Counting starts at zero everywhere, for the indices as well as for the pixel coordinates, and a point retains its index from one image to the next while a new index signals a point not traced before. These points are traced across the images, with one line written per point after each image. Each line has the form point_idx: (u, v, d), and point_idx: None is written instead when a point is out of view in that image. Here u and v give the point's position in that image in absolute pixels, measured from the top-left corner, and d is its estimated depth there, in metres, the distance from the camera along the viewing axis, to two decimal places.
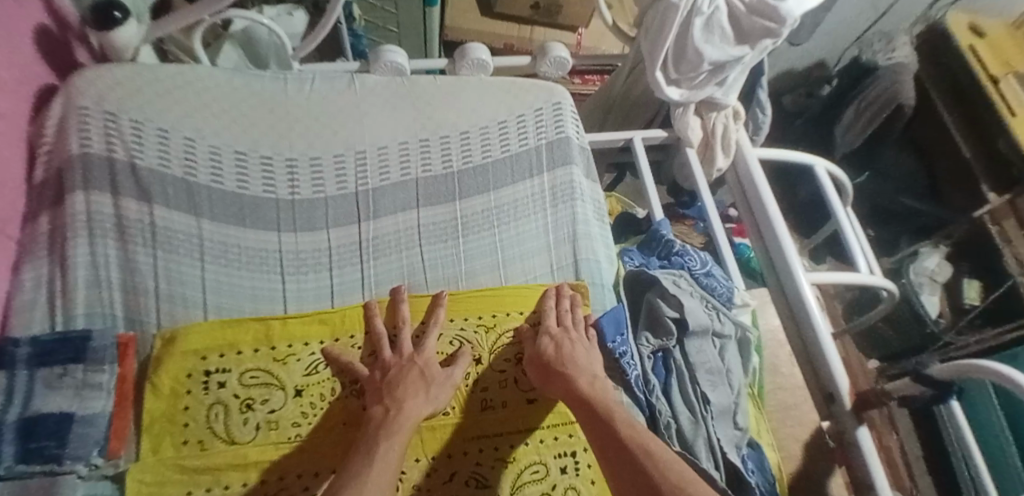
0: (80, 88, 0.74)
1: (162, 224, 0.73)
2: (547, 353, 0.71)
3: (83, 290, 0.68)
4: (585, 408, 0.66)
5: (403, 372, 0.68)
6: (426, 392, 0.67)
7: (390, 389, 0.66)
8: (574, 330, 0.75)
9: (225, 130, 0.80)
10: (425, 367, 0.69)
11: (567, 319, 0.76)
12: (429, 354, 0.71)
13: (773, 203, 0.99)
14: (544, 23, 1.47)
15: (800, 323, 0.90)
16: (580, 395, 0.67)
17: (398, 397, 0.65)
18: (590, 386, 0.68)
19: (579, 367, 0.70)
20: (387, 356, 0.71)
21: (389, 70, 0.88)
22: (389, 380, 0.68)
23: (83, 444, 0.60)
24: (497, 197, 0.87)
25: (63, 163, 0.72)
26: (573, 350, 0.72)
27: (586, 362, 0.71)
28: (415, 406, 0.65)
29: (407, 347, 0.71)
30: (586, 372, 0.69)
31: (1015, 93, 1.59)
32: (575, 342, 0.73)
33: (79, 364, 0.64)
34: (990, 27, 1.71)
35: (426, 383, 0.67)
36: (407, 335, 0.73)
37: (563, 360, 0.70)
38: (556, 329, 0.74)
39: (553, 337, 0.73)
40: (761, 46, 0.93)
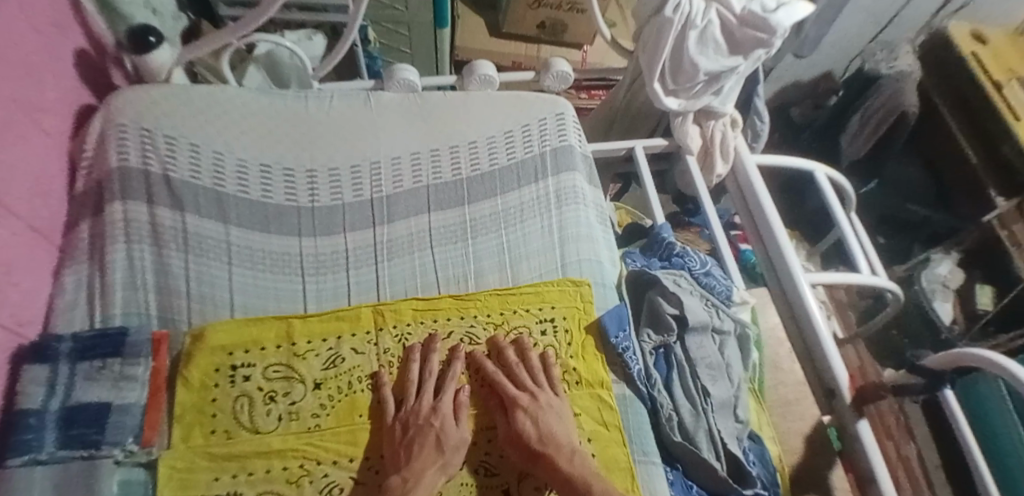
0: (119, 107, 0.81)
1: (193, 231, 0.79)
2: (527, 433, 0.70)
3: (120, 291, 0.74)
4: (568, 488, 0.67)
5: (420, 433, 0.69)
6: (440, 461, 0.69)
7: (407, 459, 0.68)
8: (542, 396, 0.74)
9: (249, 144, 0.86)
10: (441, 433, 0.70)
11: (527, 381, 0.76)
12: (444, 412, 0.72)
13: (773, 208, 1.02)
14: (550, 42, 1.53)
15: (800, 320, 0.93)
16: (566, 475, 0.67)
17: (416, 468, 0.67)
18: (570, 461, 0.69)
19: (558, 444, 0.70)
20: (407, 408, 0.73)
21: (402, 87, 0.95)
22: (405, 443, 0.69)
23: (121, 431, 0.65)
24: (504, 201, 0.91)
25: (103, 175, 0.78)
26: (549, 425, 0.71)
27: (563, 435, 0.71)
28: (431, 477, 0.67)
29: (426, 401, 0.73)
30: (565, 449, 0.70)
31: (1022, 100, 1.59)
32: (547, 413, 0.73)
33: (117, 357, 0.69)
34: (993, 35, 1.72)
35: (440, 451, 0.69)
36: (429, 387, 0.74)
37: (543, 438, 0.70)
38: (530, 401, 0.73)
39: (528, 412, 0.72)
40: (754, 56, 0.98)
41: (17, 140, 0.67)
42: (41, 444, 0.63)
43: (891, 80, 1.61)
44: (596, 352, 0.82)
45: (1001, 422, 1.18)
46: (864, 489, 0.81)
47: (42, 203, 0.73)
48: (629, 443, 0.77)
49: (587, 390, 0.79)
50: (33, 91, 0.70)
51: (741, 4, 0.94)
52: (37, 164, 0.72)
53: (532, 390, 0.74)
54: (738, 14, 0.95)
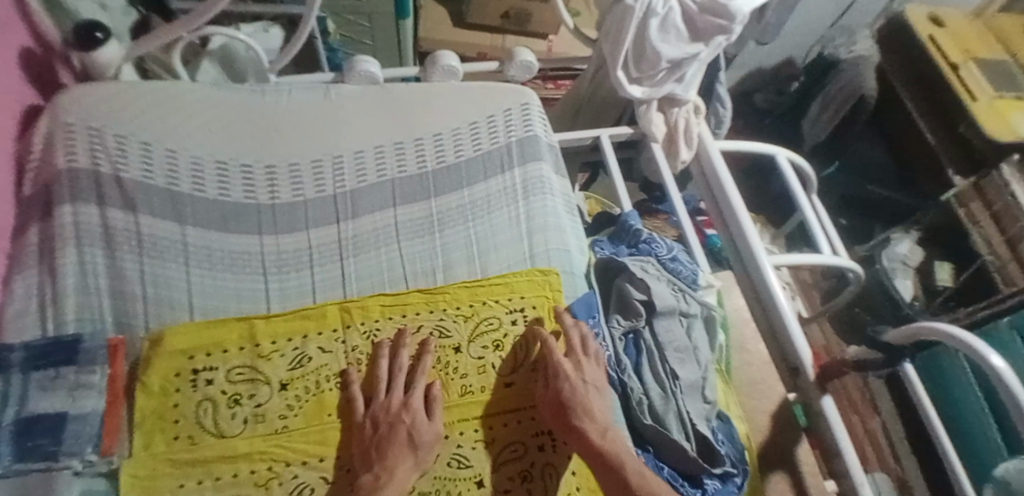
0: (66, 106, 0.77)
1: (148, 232, 0.77)
2: (564, 401, 0.73)
3: (74, 296, 0.71)
4: (599, 461, 0.69)
5: (392, 430, 0.69)
6: (413, 458, 0.68)
7: (379, 456, 0.67)
8: (585, 366, 0.76)
9: (203, 141, 0.83)
10: (413, 428, 0.69)
11: (577, 351, 0.77)
12: (416, 407, 0.71)
13: (736, 193, 1.04)
14: (515, 32, 1.52)
15: (764, 302, 0.95)
16: (597, 449, 0.69)
17: (387, 465, 0.66)
18: (602, 436, 0.71)
19: (592, 417, 0.72)
20: (377, 404, 0.72)
21: (362, 79, 0.94)
22: (377, 441, 0.69)
23: (77, 441, 0.63)
24: (471, 193, 0.91)
25: (50, 177, 0.75)
26: (587, 395, 0.73)
27: (599, 408, 0.73)
28: (404, 473, 0.67)
29: (397, 396, 0.72)
30: (599, 423, 0.71)
31: (978, 81, 1.63)
32: (588, 384, 0.74)
33: (71, 365, 0.67)
34: (951, 18, 1.77)
35: (414, 448, 0.68)
36: (399, 382, 0.74)
37: (579, 410, 0.72)
38: (572, 370, 0.75)
39: (570, 380, 0.74)
40: (715, 43, 0.99)
41: None
42: None
43: (850, 64, 1.67)
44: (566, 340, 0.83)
45: (960, 393, 1.25)
46: (829, 462, 0.83)
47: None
48: None
49: None
50: None
51: None
52: None
53: (576, 360, 0.76)
54: (698, 1, 0.95)
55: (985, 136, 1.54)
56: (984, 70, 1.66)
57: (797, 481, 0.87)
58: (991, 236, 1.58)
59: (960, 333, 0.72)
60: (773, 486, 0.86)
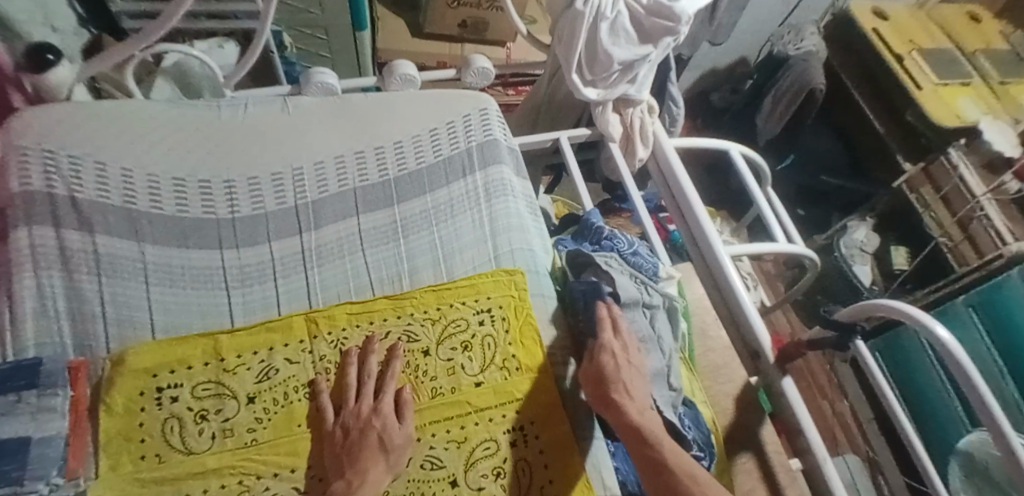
0: (18, 129, 0.76)
1: (106, 252, 0.75)
2: (608, 376, 0.77)
3: (32, 321, 0.69)
4: (635, 436, 0.72)
5: (363, 436, 0.70)
6: (385, 462, 0.69)
7: (351, 462, 0.68)
8: (632, 349, 0.80)
9: (159, 159, 0.83)
10: (384, 433, 0.70)
11: (624, 334, 0.82)
12: (386, 412, 0.72)
13: (692, 187, 1.08)
14: (474, 40, 1.55)
15: (724, 290, 1.00)
16: (634, 424, 0.72)
17: (359, 471, 0.67)
18: (641, 414, 0.74)
19: (633, 394, 0.75)
20: (347, 412, 0.73)
21: (320, 91, 0.96)
22: (348, 448, 0.69)
23: (42, 464, 0.62)
24: (434, 198, 0.92)
25: (4, 201, 0.74)
26: (629, 373, 0.77)
27: (640, 387, 0.77)
28: (377, 477, 0.67)
29: (368, 402, 0.73)
30: (640, 402, 0.75)
31: (923, 71, 1.71)
32: (632, 364, 0.79)
33: (33, 389, 0.65)
34: (894, 11, 1.86)
35: (385, 452, 0.69)
36: (369, 388, 0.75)
37: (621, 387, 0.76)
38: (620, 350, 0.80)
39: (615, 358, 0.78)
40: (664, 43, 1.03)
41: None
42: None
43: (798, 61, 1.71)
44: (533, 337, 0.84)
45: (925, 376, 1.30)
46: (793, 440, 0.87)
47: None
48: (569, 421, 0.80)
49: (527, 375, 0.81)
50: None
51: None
52: None
53: (622, 340, 0.80)
54: (645, 5, 0.99)
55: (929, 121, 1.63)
56: (928, 61, 1.74)
57: (763, 460, 0.90)
58: (943, 219, 1.63)
59: (911, 311, 0.75)
60: (741, 466, 0.89)
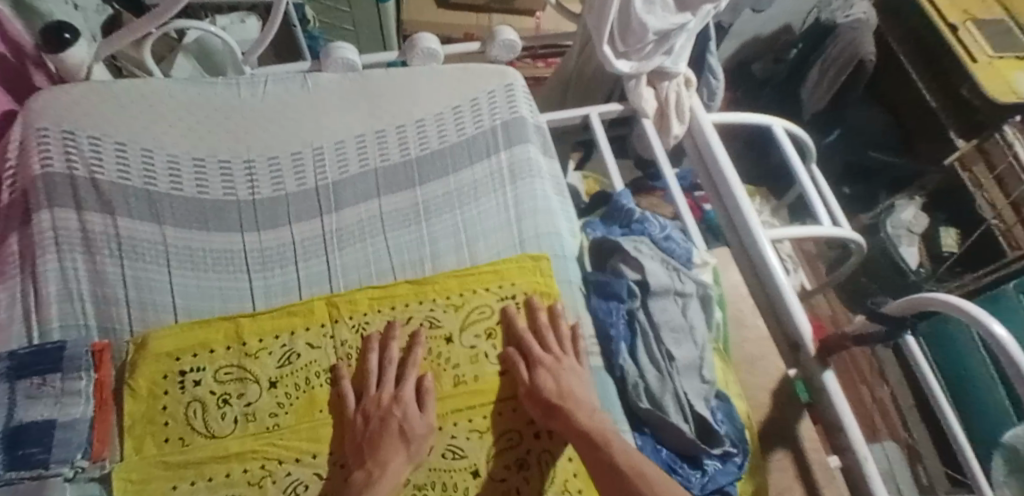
0: (39, 111, 0.76)
1: (126, 235, 0.75)
2: (548, 389, 0.71)
3: (56, 305, 0.70)
4: (584, 441, 0.67)
5: (382, 425, 0.68)
6: (405, 451, 0.67)
7: (371, 451, 0.67)
8: (565, 359, 0.75)
9: (179, 140, 0.81)
10: (404, 421, 0.69)
11: (552, 344, 0.77)
12: (407, 400, 0.71)
13: (731, 167, 1.02)
14: (501, 10, 1.48)
15: (761, 277, 0.94)
16: (582, 427, 0.68)
17: (378, 461, 0.66)
18: (589, 416, 0.69)
19: (577, 400, 0.70)
20: (368, 399, 0.71)
21: (342, 66, 0.91)
22: (369, 437, 0.68)
23: (66, 448, 0.62)
24: (457, 180, 0.89)
25: (28, 184, 0.74)
26: (570, 382, 0.72)
27: (584, 395, 0.72)
28: (397, 466, 0.66)
29: (388, 390, 0.72)
30: (585, 406, 0.70)
31: (976, 40, 1.57)
32: (570, 373, 0.74)
33: (56, 373, 0.65)
34: None
35: (405, 441, 0.67)
36: (390, 375, 0.73)
37: (562, 395, 0.71)
38: (552, 362, 0.74)
39: (549, 370, 0.73)
40: (702, 12, 0.97)
41: None
42: None
43: (848, 29, 1.60)
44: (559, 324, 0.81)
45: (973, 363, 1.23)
46: (831, 437, 0.82)
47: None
48: None
49: None
50: None
51: None
52: None
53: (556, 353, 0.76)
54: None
55: (983, 95, 1.50)
56: (985, 31, 1.59)
57: (800, 457, 0.86)
58: (996, 199, 1.54)
59: (962, 304, 0.69)
60: (775, 464, 0.85)
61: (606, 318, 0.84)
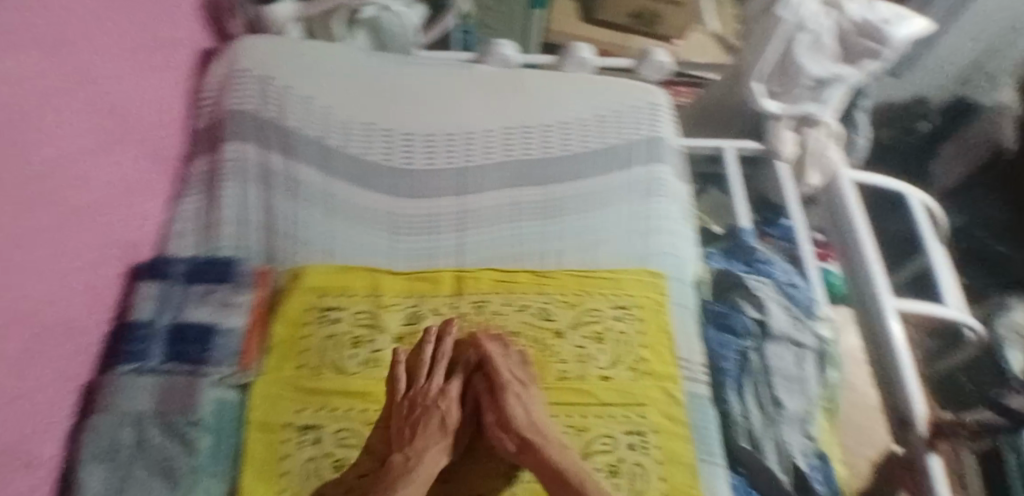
0: (238, 53, 0.88)
1: (300, 179, 0.83)
2: (519, 420, 0.71)
3: (229, 226, 0.79)
4: (558, 481, 0.67)
5: (426, 415, 0.72)
6: (439, 442, 0.70)
7: (411, 437, 0.69)
8: (531, 386, 0.75)
9: (351, 101, 0.89)
10: (445, 415, 0.73)
11: (521, 368, 0.76)
12: (451, 400, 0.75)
13: (868, 236, 1.02)
14: (644, 34, 1.45)
15: (877, 345, 0.94)
16: (557, 466, 0.68)
17: (419, 447, 0.68)
18: (560, 451, 0.69)
19: (547, 435, 0.70)
20: (417, 387, 0.74)
21: (500, 61, 0.99)
22: (411, 423, 0.71)
23: (223, 353, 0.70)
24: (592, 185, 0.91)
25: (222, 116, 0.84)
26: (538, 414, 0.72)
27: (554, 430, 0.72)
28: (434, 456, 0.69)
29: (435, 385, 0.75)
30: (556, 442, 0.70)
31: None
32: (537, 404, 0.74)
33: (224, 285, 0.74)
34: None
35: (444, 433, 0.72)
36: (440, 369, 0.76)
37: (534, 429, 0.70)
38: (520, 387, 0.74)
39: (520, 397, 0.73)
40: (865, 65, 0.96)
41: (131, 74, 0.74)
42: (150, 356, 0.68)
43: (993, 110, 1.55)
44: (668, 345, 0.81)
45: None
46: None
47: (160, 128, 0.80)
48: (696, 441, 0.75)
49: (656, 382, 0.78)
50: (153, 24, 0.78)
51: (858, 11, 0.91)
52: (156, 98, 0.80)
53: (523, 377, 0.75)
54: (855, 21, 0.92)
55: None
56: None
57: None
58: None
59: None
60: None
61: (717, 350, 0.84)
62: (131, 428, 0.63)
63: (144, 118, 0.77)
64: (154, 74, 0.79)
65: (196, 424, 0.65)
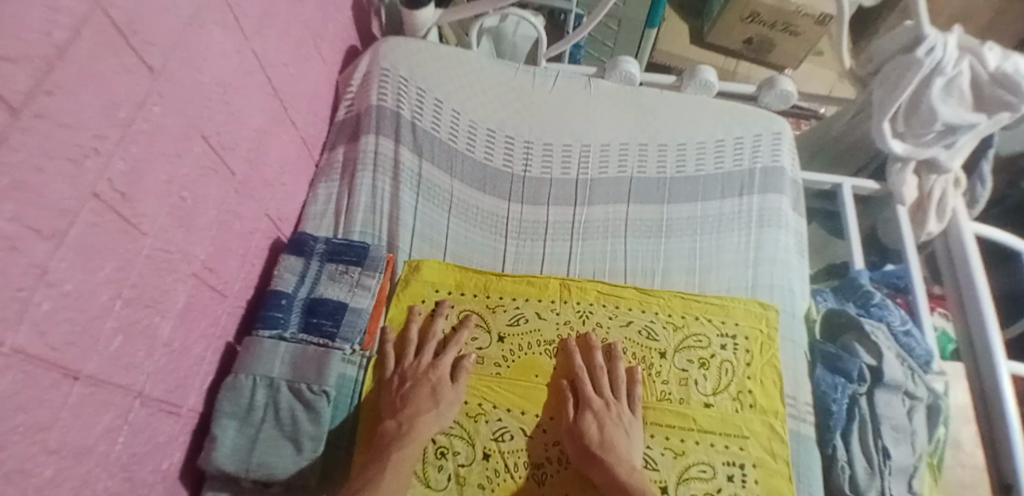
0: (384, 53, 0.94)
1: (425, 177, 0.89)
2: (591, 438, 0.70)
3: (361, 212, 0.84)
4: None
5: (416, 387, 0.72)
6: (435, 409, 0.70)
7: (404, 406, 0.70)
8: (615, 406, 0.73)
9: (479, 108, 0.94)
10: (437, 385, 0.72)
11: (606, 389, 0.75)
12: (443, 370, 0.73)
13: (985, 284, 0.93)
14: (750, 58, 1.44)
15: (987, 405, 0.88)
16: (622, 484, 0.66)
17: (410, 413, 0.69)
18: (629, 473, 0.67)
19: (619, 455, 0.69)
20: (407, 364, 0.75)
21: (620, 79, 1.01)
22: (402, 394, 0.72)
23: (351, 330, 0.73)
24: (703, 209, 0.91)
25: (363, 109, 0.90)
26: (615, 434, 0.70)
27: (627, 451, 0.70)
28: (426, 422, 0.69)
29: (426, 360, 0.75)
30: (626, 463, 0.68)
31: None
32: (617, 425, 0.72)
33: (358, 267, 0.78)
34: None
35: (435, 402, 0.71)
36: (430, 347, 0.76)
37: (605, 447, 0.69)
38: (602, 407, 0.73)
39: (596, 415, 0.72)
40: (998, 117, 0.92)
41: (298, 62, 0.81)
42: (288, 324, 0.72)
43: None
44: (775, 379, 0.79)
45: None
46: None
47: (309, 114, 0.87)
48: (797, 482, 0.74)
49: (760, 416, 0.76)
50: (319, 20, 0.86)
51: (996, 59, 0.88)
52: (311, 88, 0.87)
53: (607, 400, 0.74)
54: (991, 71, 0.88)
55: None
56: None
57: None
58: None
59: None
60: None
61: (827, 392, 0.81)
62: (264, 389, 0.67)
63: (299, 104, 0.84)
64: (312, 64, 0.86)
65: (322, 394, 0.68)
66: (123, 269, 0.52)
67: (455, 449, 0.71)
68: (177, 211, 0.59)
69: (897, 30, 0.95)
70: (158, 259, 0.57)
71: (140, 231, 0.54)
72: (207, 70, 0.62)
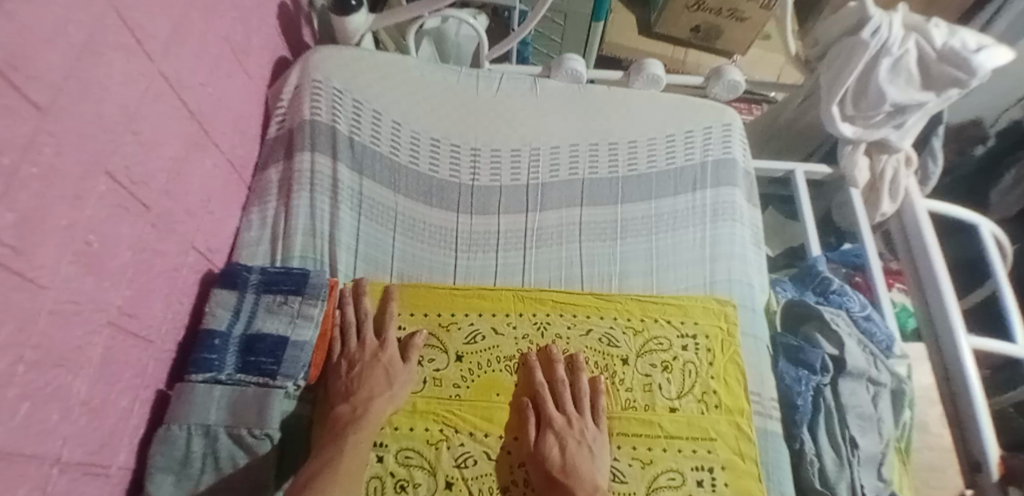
0: (314, 64, 0.88)
1: (367, 193, 0.85)
2: (551, 461, 0.68)
3: (300, 237, 0.80)
4: None
5: (367, 370, 0.71)
6: (387, 391, 0.70)
7: (356, 389, 0.70)
8: (579, 423, 0.71)
9: (422, 118, 0.90)
10: (389, 368, 0.72)
11: (568, 405, 0.73)
12: (392, 351, 0.73)
13: (941, 259, 0.94)
14: (699, 47, 1.43)
15: (951, 380, 0.88)
16: None
17: (364, 396, 0.69)
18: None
19: (581, 477, 0.66)
20: (351, 347, 0.74)
21: (567, 78, 0.95)
22: (353, 376, 0.71)
23: (293, 366, 0.68)
24: (658, 207, 0.89)
25: (295, 125, 0.86)
26: (576, 455, 0.68)
27: (588, 469, 0.67)
28: (379, 405, 0.69)
29: (370, 343, 0.74)
30: (588, 484, 0.66)
31: None
32: (581, 444, 0.69)
33: (298, 296, 0.73)
34: None
35: (388, 384, 0.71)
36: (369, 329, 0.75)
37: (567, 471, 0.67)
38: (565, 425, 0.71)
39: (558, 437, 0.70)
40: (947, 94, 0.91)
41: (218, 80, 0.76)
42: (223, 365, 0.68)
43: None
44: (738, 377, 0.77)
45: None
46: None
47: (236, 135, 0.82)
48: (766, 481, 0.73)
49: (726, 416, 0.74)
50: (240, 33, 0.80)
51: (942, 37, 0.87)
52: (237, 107, 0.82)
53: (569, 416, 0.71)
54: (939, 49, 0.87)
55: None
56: None
57: None
58: None
59: None
60: None
61: (792, 386, 0.81)
62: (201, 439, 0.63)
63: (225, 125, 0.79)
64: (236, 82, 0.81)
65: (266, 437, 0.65)
66: (24, 329, 0.45)
67: (416, 481, 0.68)
68: (83, 258, 0.53)
69: (839, 13, 0.94)
70: (64, 313, 0.51)
71: (39, 284, 0.47)
72: (113, 99, 0.56)
